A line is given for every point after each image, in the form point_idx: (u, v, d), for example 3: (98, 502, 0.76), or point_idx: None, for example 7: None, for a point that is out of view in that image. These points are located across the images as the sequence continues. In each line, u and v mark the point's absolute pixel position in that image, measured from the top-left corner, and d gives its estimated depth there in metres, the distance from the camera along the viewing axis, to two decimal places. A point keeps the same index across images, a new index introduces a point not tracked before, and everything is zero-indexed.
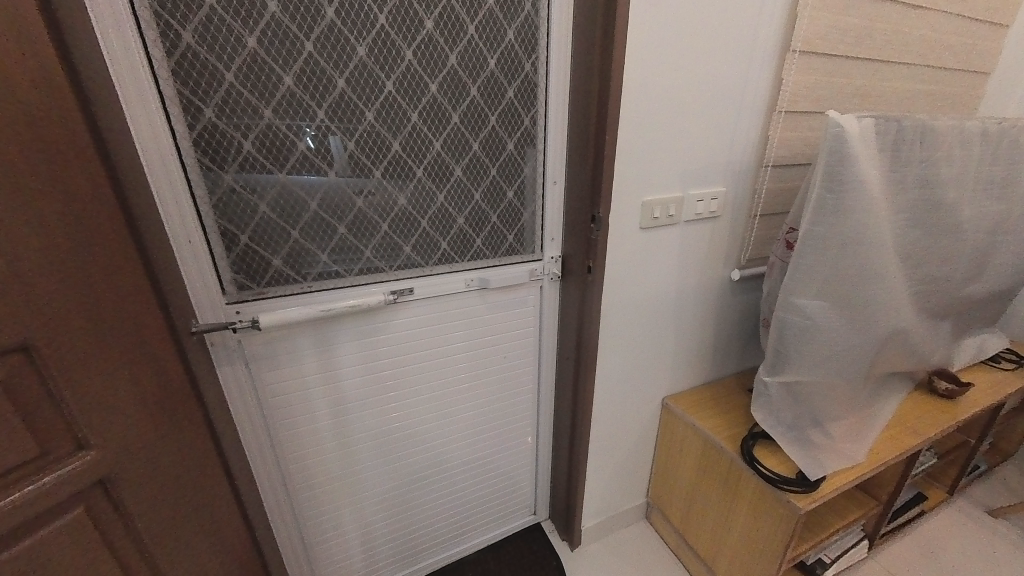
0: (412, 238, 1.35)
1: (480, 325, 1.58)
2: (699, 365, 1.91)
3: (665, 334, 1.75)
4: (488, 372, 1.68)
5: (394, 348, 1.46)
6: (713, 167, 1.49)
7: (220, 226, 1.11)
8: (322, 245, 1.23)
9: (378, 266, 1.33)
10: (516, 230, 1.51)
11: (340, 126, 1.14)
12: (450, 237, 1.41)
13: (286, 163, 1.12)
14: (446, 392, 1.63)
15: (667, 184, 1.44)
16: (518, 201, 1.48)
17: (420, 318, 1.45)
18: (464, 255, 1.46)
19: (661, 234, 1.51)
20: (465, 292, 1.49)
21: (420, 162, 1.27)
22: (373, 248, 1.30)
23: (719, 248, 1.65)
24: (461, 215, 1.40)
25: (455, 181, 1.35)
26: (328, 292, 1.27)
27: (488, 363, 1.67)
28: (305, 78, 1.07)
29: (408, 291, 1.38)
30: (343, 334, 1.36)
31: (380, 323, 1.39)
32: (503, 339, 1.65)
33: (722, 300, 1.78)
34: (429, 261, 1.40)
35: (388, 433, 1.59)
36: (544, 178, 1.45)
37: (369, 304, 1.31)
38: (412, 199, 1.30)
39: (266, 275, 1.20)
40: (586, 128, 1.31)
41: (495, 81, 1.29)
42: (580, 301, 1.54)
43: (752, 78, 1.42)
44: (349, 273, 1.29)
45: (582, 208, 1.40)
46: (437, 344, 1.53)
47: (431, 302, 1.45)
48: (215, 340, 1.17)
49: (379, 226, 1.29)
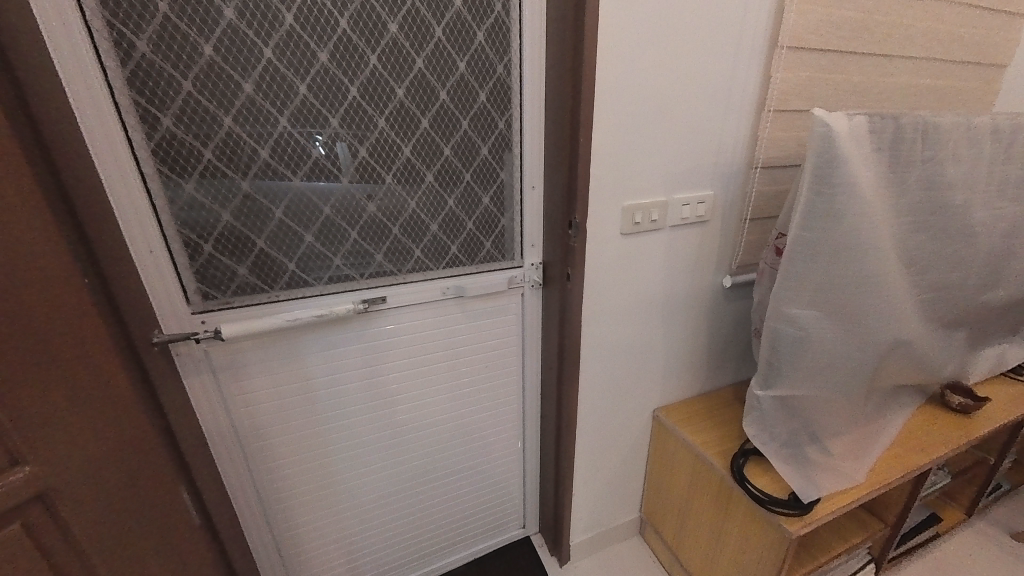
0: (384, 245, 1.32)
1: (458, 334, 1.54)
2: (692, 375, 1.83)
3: (653, 344, 1.68)
4: (470, 381, 1.64)
5: (369, 358, 1.43)
6: (699, 170, 1.42)
7: (183, 235, 1.09)
8: (290, 254, 1.21)
9: (349, 275, 1.30)
10: (494, 236, 1.47)
11: (304, 133, 1.13)
12: (424, 243, 1.37)
13: (249, 171, 1.11)
14: (426, 401, 1.59)
15: (650, 188, 1.37)
16: (495, 206, 1.43)
17: (395, 327, 1.42)
18: (439, 263, 1.42)
19: (644, 239, 1.44)
20: (441, 300, 1.45)
21: (389, 168, 1.25)
22: (344, 256, 1.28)
23: (708, 254, 1.58)
24: (435, 222, 1.36)
25: (427, 187, 1.31)
26: (296, 301, 1.25)
27: (469, 373, 1.62)
28: (265, 85, 1.05)
29: (381, 299, 1.35)
30: (317, 344, 1.34)
31: (354, 332, 1.37)
32: (485, 348, 1.61)
33: (714, 308, 1.71)
34: (403, 268, 1.37)
35: (367, 444, 1.56)
36: (522, 182, 1.41)
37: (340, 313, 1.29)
38: (382, 206, 1.28)
39: (232, 285, 1.18)
40: (560, 132, 1.26)
41: (466, 84, 1.25)
42: (561, 310, 1.48)
43: (739, 76, 1.35)
44: (319, 281, 1.27)
45: (559, 214, 1.35)
46: (415, 353, 1.50)
47: (406, 311, 1.42)
48: (181, 351, 1.17)
49: (349, 234, 1.26)
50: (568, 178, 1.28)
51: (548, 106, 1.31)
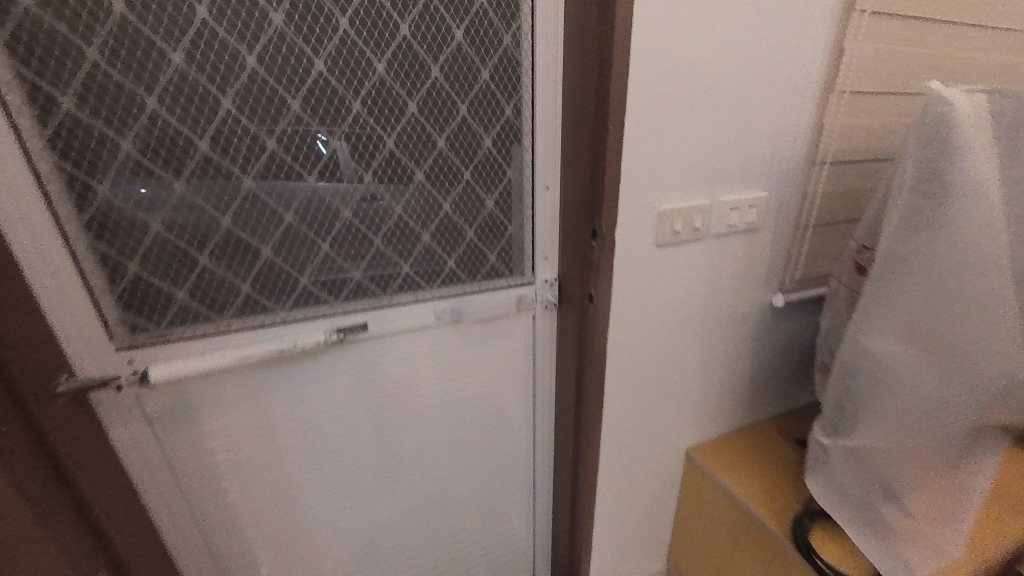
0: (363, 260, 1.06)
1: (456, 364, 1.28)
2: (731, 409, 1.56)
3: (687, 374, 1.41)
4: (471, 419, 1.38)
5: (348, 396, 1.17)
6: (750, 167, 1.15)
7: (98, 251, 0.85)
8: (242, 272, 0.97)
9: (321, 297, 1.05)
10: (499, 248, 1.21)
11: (255, 118, 0.88)
12: (413, 257, 1.12)
13: (183, 168, 0.86)
14: (419, 444, 1.33)
15: (693, 189, 1.10)
16: (501, 211, 1.18)
17: (378, 358, 1.17)
18: (432, 281, 1.16)
19: (682, 252, 1.17)
20: (435, 325, 1.20)
21: (368, 163, 0.99)
22: (313, 274, 1.03)
23: (756, 268, 1.30)
24: (426, 231, 1.11)
25: (417, 188, 1.06)
26: (251, 332, 1.00)
27: (469, 409, 1.36)
28: (199, 57, 0.82)
29: (360, 327, 1.10)
30: (282, 383, 1.08)
31: (328, 367, 1.12)
32: (488, 380, 1.35)
33: (759, 331, 1.43)
34: (388, 288, 1.12)
35: (348, 498, 1.29)
36: (533, 182, 1.15)
37: (309, 346, 1.03)
38: (360, 212, 1.02)
39: (166, 312, 0.93)
40: (581, 118, 1.01)
41: (464, 59, 1.00)
42: (580, 337, 1.22)
43: (803, 49, 1.08)
44: (281, 305, 1.02)
45: (581, 221, 1.09)
46: (403, 389, 1.24)
47: (393, 339, 1.16)
48: (103, 398, 0.92)
49: (319, 246, 1.01)
50: (591, 176, 1.02)
51: (565, 88, 1.05)
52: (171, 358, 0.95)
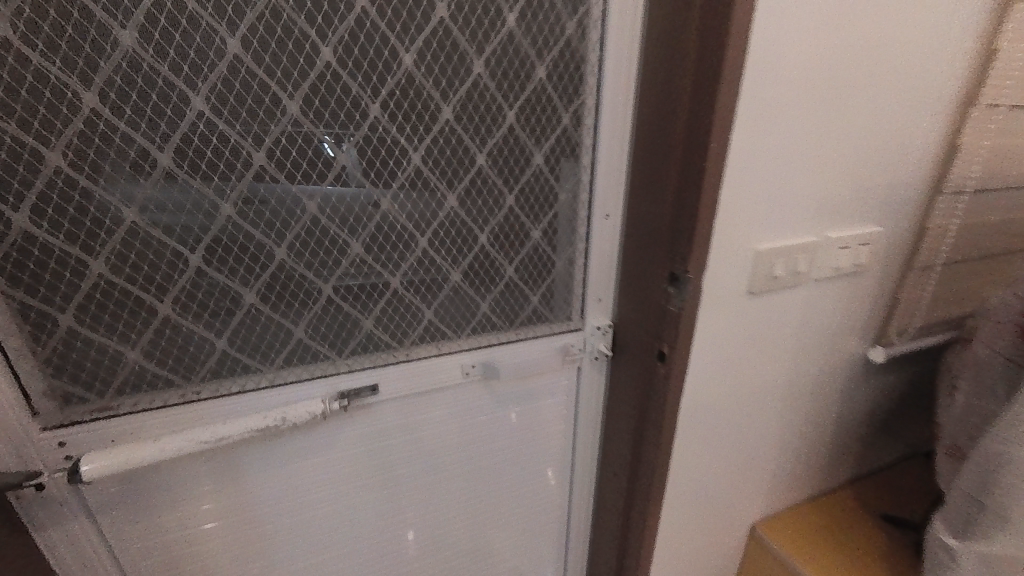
0: (376, 304, 0.83)
1: (485, 427, 1.04)
2: (803, 476, 1.31)
3: (761, 439, 1.16)
4: (499, 491, 1.13)
5: (352, 472, 0.93)
6: (865, 196, 0.91)
7: (15, 301, 0.62)
8: (218, 322, 0.73)
9: (321, 352, 0.82)
10: (544, 288, 0.98)
11: (238, 122, 0.65)
12: (439, 301, 0.88)
13: (138, 189, 0.63)
14: (435, 523, 1.08)
15: (798, 224, 0.87)
16: (548, 243, 0.94)
17: (390, 425, 0.93)
18: (461, 329, 0.93)
19: (777, 300, 0.93)
20: (462, 383, 0.96)
21: (387, 183, 0.76)
22: (312, 324, 0.79)
23: (854, 317, 1.07)
24: (457, 268, 0.87)
25: (448, 215, 0.82)
26: (227, 401, 0.76)
27: (498, 479, 1.11)
28: (160, 37, 0.59)
29: (370, 389, 0.86)
30: (268, 459, 0.84)
31: (328, 438, 0.88)
32: (522, 445, 1.10)
33: (845, 388, 1.19)
34: (406, 339, 0.88)
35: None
36: (590, 207, 0.92)
37: (304, 418, 0.80)
38: (375, 245, 0.79)
39: (114, 378, 0.70)
40: (667, 131, 0.77)
41: (515, 51, 0.77)
42: (642, 402, 0.98)
43: (945, 48, 0.84)
44: (270, 365, 0.79)
45: (657, 260, 0.85)
46: (419, 459, 1.00)
47: (410, 402, 0.92)
48: (26, 493, 0.69)
49: (320, 289, 0.78)
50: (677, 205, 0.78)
51: (643, 92, 0.82)
52: (119, 438, 0.71)
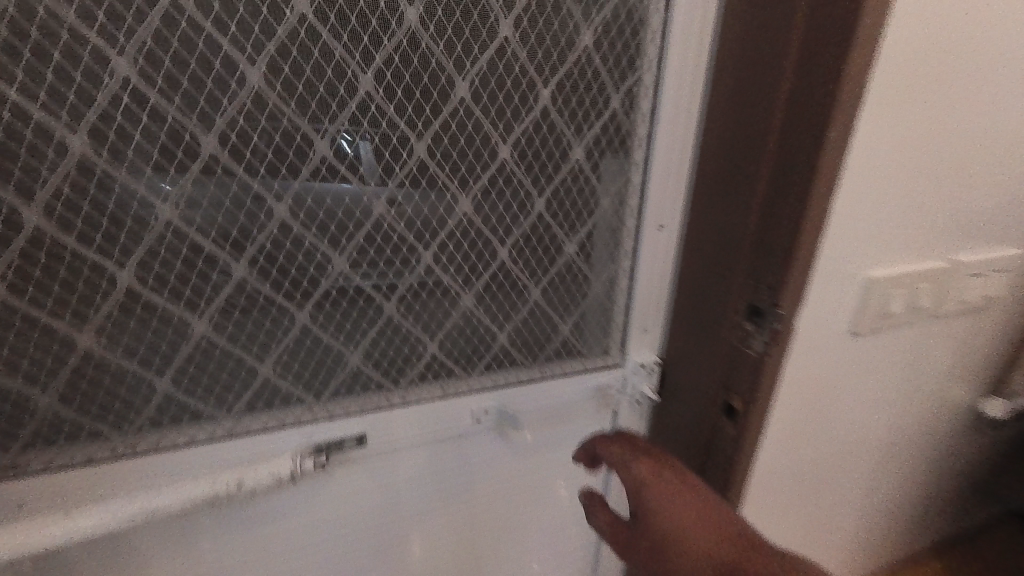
0: (365, 336, 0.65)
1: (500, 484, 0.84)
2: (880, 545, 1.08)
3: (837, 506, 0.95)
4: (515, 558, 0.92)
5: (333, 544, 0.75)
6: (1008, 211, 0.70)
7: None
8: (159, 358, 0.57)
9: (294, 394, 0.64)
10: (576, 315, 0.78)
11: (178, 96, 0.48)
12: (445, 331, 0.70)
13: (40, 183, 0.47)
14: None
15: (925, 244, 0.66)
16: (584, 261, 0.75)
17: (382, 482, 0.74)
18: (472, 365, 0.74)
19: (884, 341, 0.72)
20: (472, 431, 0.77)
21: (381, 182, 0.58)
22: (283, 359, 0.62)
23: (968, 361, 0.84)
24: (469, 291, 0.68)
25: (459, 223, 0.64)
26: (170, 457, 0.59)
27: (514, 544, 0.91)
28: None
29: (356, 441, 0.68)
30: (226, 530, 0.67)
31: (302, 504, 0.70)
32: (543, 508, 0.90)
33: (943, 446, 0.97)
34: (403, 378, 0.70)
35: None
36: (640, 216, 0.72)
37: (265, 484, 0.61)
38: (364, 261, 0.61)
39: (21, 429, 0.54)
40: (754, 121, 0.58)
41: (554, 9, 0.58)
42: (699, 464, 0.77)
43: None
44: (228, 410, 0.62)
45: (728, 291, 0.66)
46: (418, 522, 0.80)
47: (404, 458, 0.73)
48: None
49: (292, 317, 0.60)
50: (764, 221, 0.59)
51: (716, 70, 0.63)
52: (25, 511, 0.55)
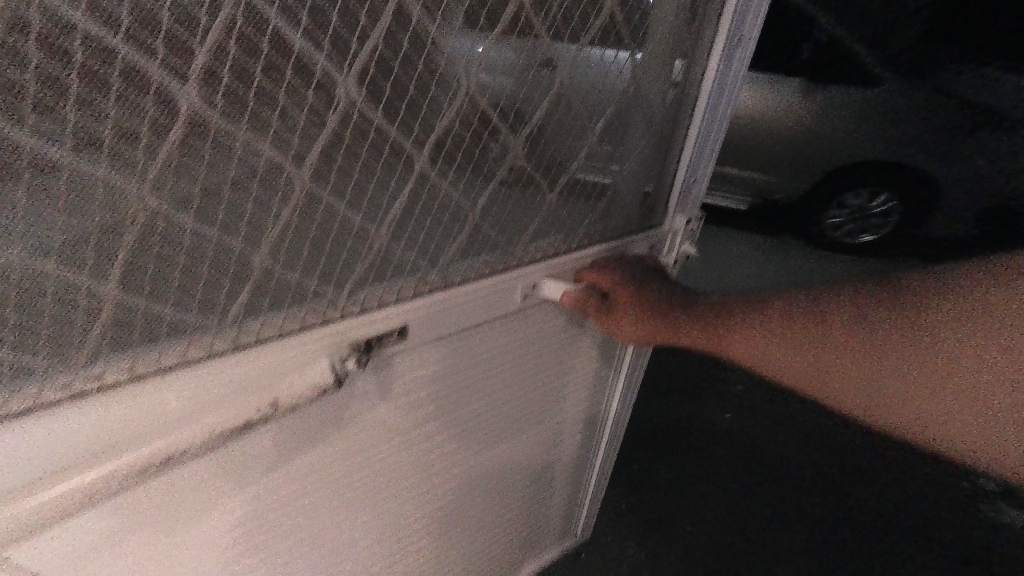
0: (393, 204, 0.48)
1: (541, 359, 0.80)
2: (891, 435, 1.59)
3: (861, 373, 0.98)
4: (541, 426, 0.93)
5: (379, 461, 0.70)
6: None
7: None
8: (93, 253, 0.37)
9: (309, 289, 0.49)
10: (628, 168, 0.67)
11: None
12: (489, 195, 0.55)
13: None
14: (469, 478, 0.87)
15: None
16: (636, 96, 0.62)
17: (418, 373, 0.65)
18: (518, 234, 0.62)
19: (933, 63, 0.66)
20: (518, 311, 0.68)
21: (480, 50, 0.45)
22: (285, 243, 0.45)
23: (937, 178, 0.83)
24: (519, 137, 0.53)
25: (514, 25, 0.47)
26: (169, 380, 0.44)
27: (544, 413, 0.91)
28: None
29: (396, 335, 0.57)
30: (253, 458, 0.55)
31: (337, 423, 0.61)
32: (574, 385, 0.91)
33: None
34: (442, 256, 0.57)
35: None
36: (714, 28, 0.61)
37: (308, 396, 0.50)
38: (387, 85, 0.41)
39: None
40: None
41: None
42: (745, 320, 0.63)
43: None
44: (221, 318, 0.45)
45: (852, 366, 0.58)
46: (457, 409, 0.75)
47: (444, 355, 0.66)
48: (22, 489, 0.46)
49: (289, 179, 0.41)
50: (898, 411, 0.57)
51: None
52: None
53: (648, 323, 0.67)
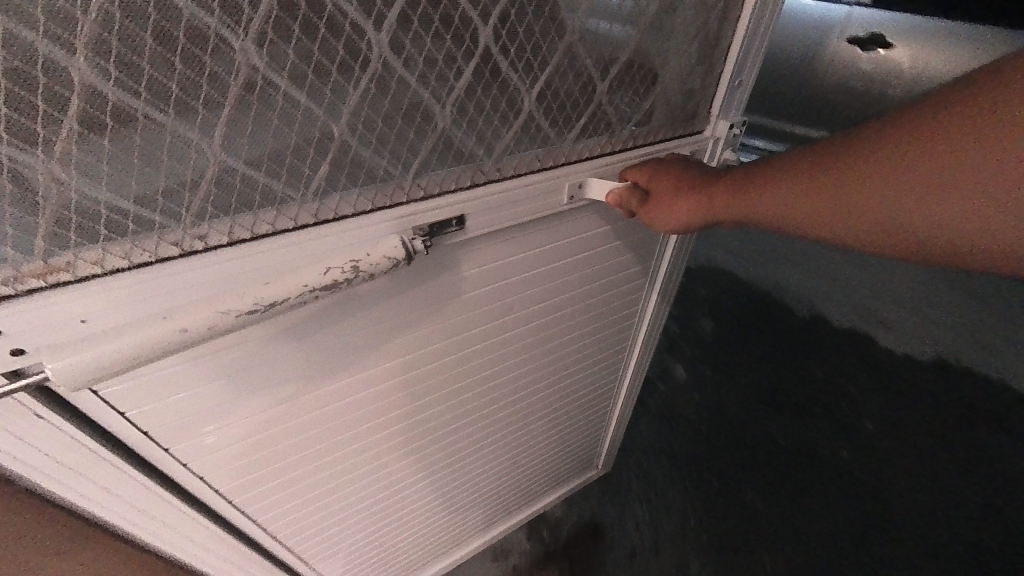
0: (458, 80, 0.50)
1: (580, 269, 0.83)
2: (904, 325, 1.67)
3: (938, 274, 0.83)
4: (576, 341, 0.98)
5: (431, 359, 0.76)
6: None
7: None
8: (203, 105, 0.40)
9: (381, 168, 0.52)
10: (677, 66, 0.68)
11: None
12: (545, 80, 0.56)
13: None
14: (508, 384, 0.93)
15: None
16: None
17: (471, 270, 0.69)
18: (569, 128, 0.63)
19: None
20: (564, 211, 0.70)
21: None
22: (363, 114, 0.47)
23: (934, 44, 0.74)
24: (575, 16, 0.54)
25: None
26: (268, 240, 0.48)
27: (579, 329, 0.95)
28: None
29: (456, 224, 0.60)
30: (330, 330, 0.62)
31: (396, 312, 0.66)
32: (608, 303, 0.95)
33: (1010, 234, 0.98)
34: (498, 145, 0.58)
35: (430, 482, 0.99)
36: None
37: (385, 266, 0.53)
38: None
39: (71, 194, 0.39)
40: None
41: None
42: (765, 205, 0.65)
43: None
44: (305, 189, 0.49)
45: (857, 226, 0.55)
46: (501, 315, 0.79)
47: (495, 253, 0.69)
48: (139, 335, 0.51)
49: (368, 43, 0.44)
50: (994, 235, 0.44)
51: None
52: (83, 340, 0.44)
53: (668, 196, 0.68)
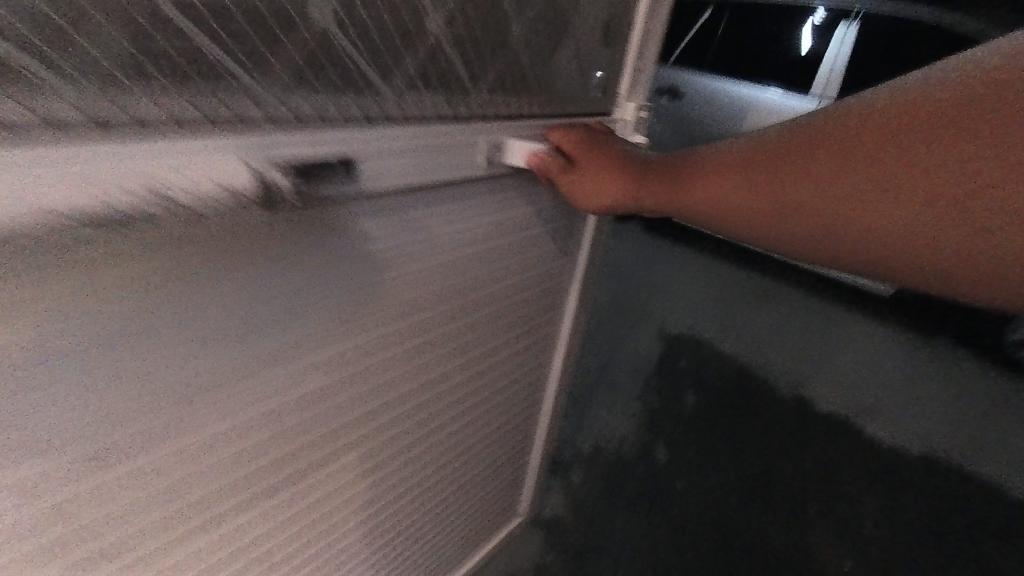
0: None
1: (504, 257, 0.72)
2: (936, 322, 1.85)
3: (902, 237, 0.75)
4: (501, 350, 0.84)
5: (313, 371, 0.56)
6: None
7: None
8: None
9: (217, 67, 0.38)
10: (590, 34, 0.64)
11: None
12: (444, 4, 0.48)
13: None
14: (422, 405, 0.74)
15: None
16: None
17: (367, 242, 0.53)
18: (478, 74, 0.54)
19: None
20: (481, 177, 0.59)
21: None
22: None
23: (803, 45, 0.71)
24: None
25: None
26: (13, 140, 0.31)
27: (505, 335, 0.82)
28: None
29: (342, 167, 0.44)
30: (130, 317, 0.40)
31: (258, 295, 0.47)
32: (535, 303, 0.85)
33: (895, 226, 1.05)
34: (390, 74, 0.47)
35: (321, 568, 0.72)
36: None
37: (225, 200, 0.40)
38: None
39: None
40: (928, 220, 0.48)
41: None
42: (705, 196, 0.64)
43: None
44: (86, 72, 0.34)
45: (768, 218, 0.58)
46: (410, 310, 0.63)
47: (397, 223, 0.54)
48: None
49: None
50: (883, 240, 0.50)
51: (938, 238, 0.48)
52: None
53: (600, 176, 0.64)
